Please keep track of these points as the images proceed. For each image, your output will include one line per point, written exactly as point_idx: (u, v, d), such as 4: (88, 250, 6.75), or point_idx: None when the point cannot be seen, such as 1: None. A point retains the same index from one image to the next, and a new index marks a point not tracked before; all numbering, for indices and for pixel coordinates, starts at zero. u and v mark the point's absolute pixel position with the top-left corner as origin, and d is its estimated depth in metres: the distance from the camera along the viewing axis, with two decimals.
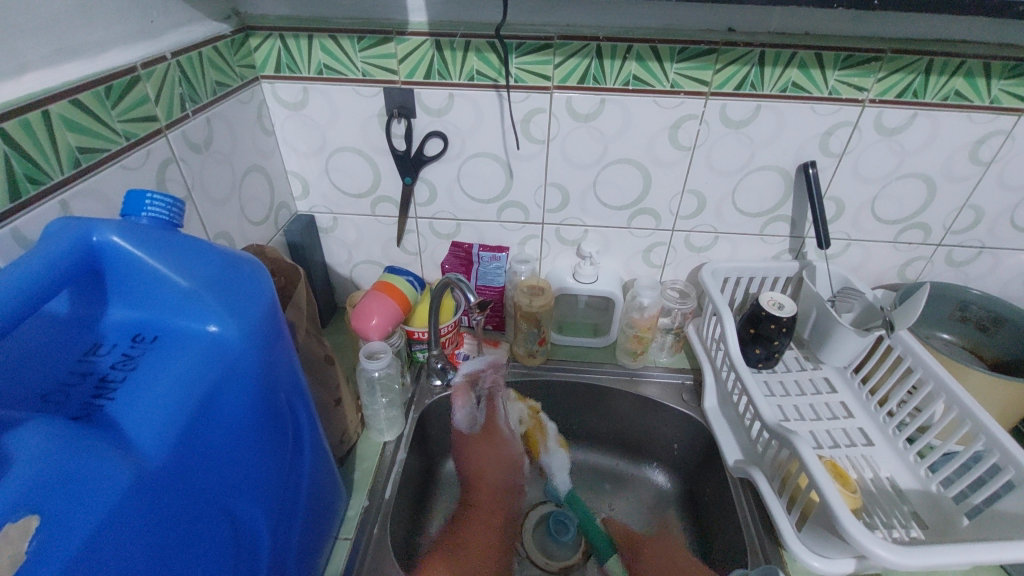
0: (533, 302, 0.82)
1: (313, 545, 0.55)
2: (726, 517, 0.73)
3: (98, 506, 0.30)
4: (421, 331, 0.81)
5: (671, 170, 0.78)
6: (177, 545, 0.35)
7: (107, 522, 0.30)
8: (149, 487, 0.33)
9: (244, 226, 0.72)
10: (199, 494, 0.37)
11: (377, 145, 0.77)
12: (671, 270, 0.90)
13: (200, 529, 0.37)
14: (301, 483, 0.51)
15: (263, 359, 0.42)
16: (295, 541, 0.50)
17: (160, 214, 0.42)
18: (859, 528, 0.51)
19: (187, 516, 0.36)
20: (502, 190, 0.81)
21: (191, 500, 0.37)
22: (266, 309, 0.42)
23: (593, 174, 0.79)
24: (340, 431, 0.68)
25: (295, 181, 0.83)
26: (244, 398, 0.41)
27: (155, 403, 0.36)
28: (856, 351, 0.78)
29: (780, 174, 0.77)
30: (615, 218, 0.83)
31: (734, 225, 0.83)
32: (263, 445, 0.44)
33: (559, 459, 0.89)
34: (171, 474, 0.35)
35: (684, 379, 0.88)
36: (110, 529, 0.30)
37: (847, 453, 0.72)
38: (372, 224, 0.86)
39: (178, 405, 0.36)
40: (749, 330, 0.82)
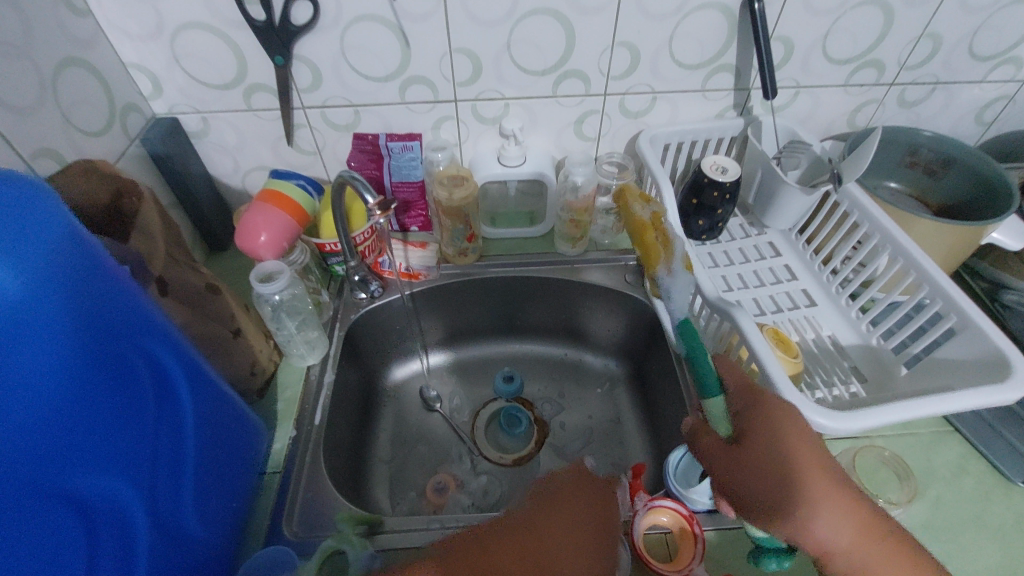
0: (454, 195, 0.72)
1: (223, 487, 0.50)
2: (671, 394, 0.72)
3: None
4: (332, 243, 0.71)
5: (598, 19, 0.65)
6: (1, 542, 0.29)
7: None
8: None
9: (76, 139, 0.58)
10: (20, 475, 0.30)
11: (230, 17, 0.61)
12: (607, 142, 0.80)
13: (36, 514, 0.31)
14: (184, 429, 0.45)
15: (69, 302, 0.34)
16: (192, 491, 0.45)
17: None
18: (795, 396, 0.50)
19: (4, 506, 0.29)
20: (400, 64, 0.67)
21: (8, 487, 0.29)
22: (55, 240, 0.33)
23: (505, 33, 0.65)
24: (250, 360, 0.61)
25: (140, 76, 0.66)
26: (56, 352, 0.33)
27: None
28: (802, 211, 0.73)
29: (722, 14, 0.66)
30: (538, 86, 0.71)
31: (673, 81, 0.73)
32: (104, 405, 0.36)
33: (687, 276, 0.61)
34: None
35: (628, 259, 0.82)
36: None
37: (789, 317, 0.69)
38: (252, 122, 0.72)
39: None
40: (691, 201, 0.76)
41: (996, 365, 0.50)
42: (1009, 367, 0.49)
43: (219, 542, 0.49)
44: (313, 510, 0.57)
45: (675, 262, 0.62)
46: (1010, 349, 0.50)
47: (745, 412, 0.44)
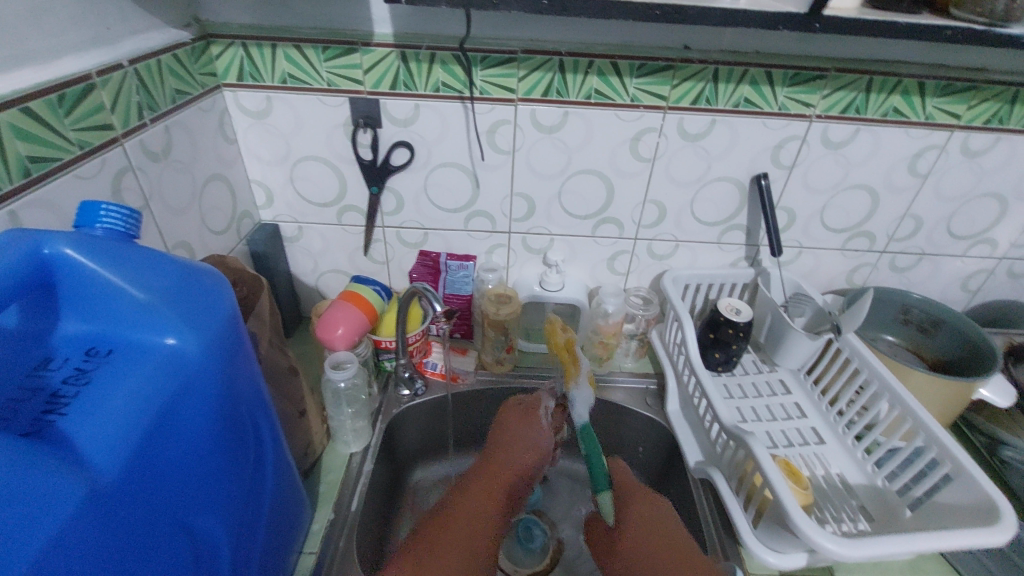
0: (500, 310, 0.83)
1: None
2: (688, 518, 0.74)
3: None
4: (388, 340, 0.80)
5: (634, 180, 0.80)
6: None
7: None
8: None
9: (205, 236, 0.70)
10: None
11: (342, 154, 0.77)
12: (635, 277, 0.92)
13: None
14: (220, 569, 0.43)
15: (225, 374, 0.41)
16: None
17: (115, 225, 0.40)
18: (809, 524, 0.54)
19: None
20: (469, 200, 0.82)
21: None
22: (221, 320, 0.40)
23: (558, 184, 0.80)
24: (305, 443, 0.67)
25: (259, 191, 0.81)
26: (184, 445, 0.38)
27: (80, 453, 0.32)
28: (808, 354, 0.82)
29: (734, 186, 0.81)
30: (581, 226, 0.85)
31: (694, 233, 0.86)
32: (227, 462, 0.42)
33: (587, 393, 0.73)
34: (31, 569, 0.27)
35: (648, 383, 0.89)
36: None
37: (800, 452, 0.74)
38: (338, 234, 0.86)
39: (72, 478, 0.30)
40: (708, 335, 0.84)
41: (985, 510, 0.55)
42: (997, 512, 0.54)
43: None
44: None
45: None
46: (998, 496, 0.55)
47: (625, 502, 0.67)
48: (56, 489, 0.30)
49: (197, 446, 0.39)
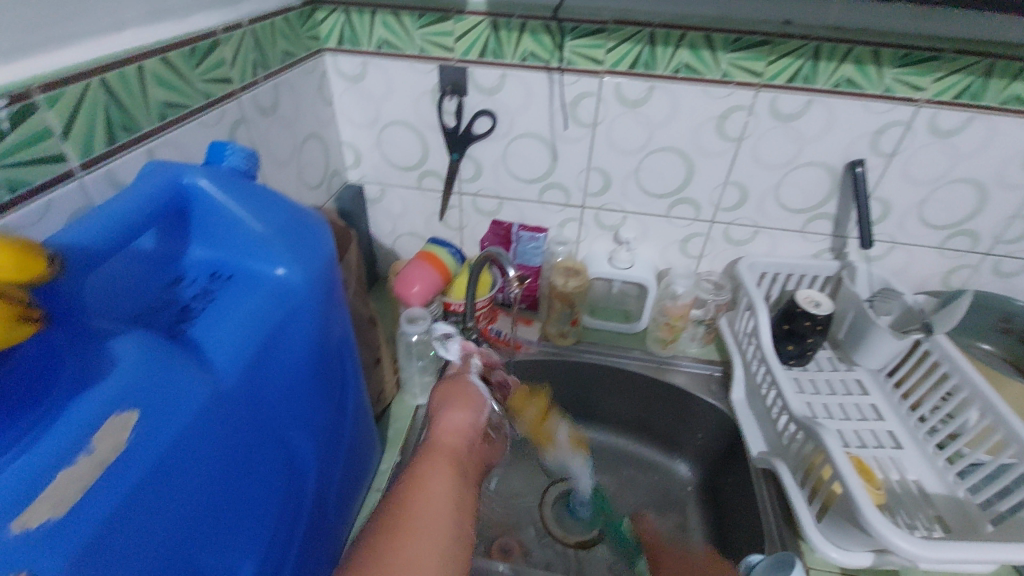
0: (569, 282, 0.85)
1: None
2: (747, 507, 0.73)
3: (85, 509, 0.27)
4: (457, 303, 0.82)
5: (716, 160, 0.78)
6: (129, 558, 0.29)
7: (26, 480, 0.25)
8: (145, 472, 0.30)
9: (301, 189, 0.75)
10: (178, 488, 0.32)
11: (428, 121, 0.80)
12: (708, 262, 0.90)
13: (162, 544, 0.31)
14: (307, 488, 0.46)
15: (323, 308, 0.45)
16: (293, 558, 0.45)
17: (238, 165, 0.44)
18: (882, 521, 0.52)
19: (160, 509, 0.31)
20: (546, 171, 0.83)
21: (171, 492, 0.32)
22: (322, 259, 0.44)
23: (636, 160, 0.80)
24: (378, 389, 0.71)
25: (348, 152, 0.86)
26: (287, 368, 0.42)
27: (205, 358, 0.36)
28: (892, 354, 0.78)
29: (825, 171, 0.77)
30: (656, 205, 0.84)
31: (776, 220, 0.83)
32: (316, 390, 0.46)
33: (577, 460, 0.81)
34: (167, 448, 0.31)
35: (713, 370, 0.87)
36: (45, 496, 0.26)
37: (874, 454, 0.71)
38: (417, 198, 0.89)
39: (201, 376, 0.34)
40: (783, 326, 0.81)
41: None
42: None
43: (335, 549, 0.53)
44: None
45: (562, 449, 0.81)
46: None
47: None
48: (190, 383, 0.33)
49: (293, 370, 0.43)
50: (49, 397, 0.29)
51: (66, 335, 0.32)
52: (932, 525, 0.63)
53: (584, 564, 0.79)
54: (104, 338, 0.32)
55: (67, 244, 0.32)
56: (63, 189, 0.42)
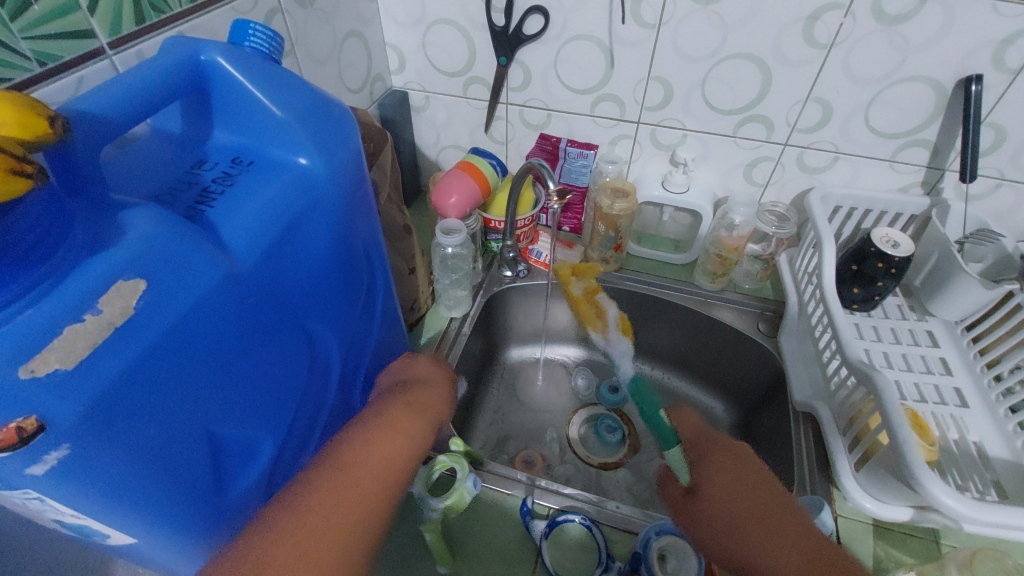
0: (615, 204, 0.78)
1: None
2: (780, 448, 0.70)
3: (98, 366, 0.29)
4: (498, 220, 0.81)
5: (798, 71, 0.68)
6: (146, 415, 0.31)
7: (39, 331, 0.27)
8: (156, 338, 0.31)
9: (341, 91, 0.73)
10: (194, 357, 0.34)
11: (475, 19, 0.74)
12: (774, 191, 0.81)
13: (180, 407, 0.33)
14: (332, 378, 0.48)
15: (346, 202, 0.44)
16: (316, 440, 0.47)
17: (260, 45, 0.42)
18: (929, 476, 0.48)
19: (176, 375, 0.33)
20: (601, 80, 0.76)
21: (186, 361, 0.33)
22: (346, 150, 0.42)
23: (704, 70, 0.71)
24: (412, 298, 0.72)
25: (392, 54, 0.82)
26: (308, 259, 0.42)
27: (222, 240, 0.36)
28: (974, 306, 0.69)
29: (931, 89, 0.65)
30: (721, 123, 0.75)
31: (861, 145, 0.73)
32: (340, 284, 0.46)
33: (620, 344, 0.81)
34: (178, 319, 0.32)
35: (764, 308, 0.82)
36: (53, 347, 0.27)
37: (933, 410, 0.65)
38: (462, 107, 0.85)
39: (216, 257, 0.34)
40: (850, 267, 0.74)
41: None
42: None
43: None
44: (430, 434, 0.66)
45: (609, 330, 0.82)
46: None
47: (697, 458, 0.51)
48: (204, 263, 0.34)
49: (315, 263, 0.43)
50: (57, 256, 0.29)
51: (83, 204, 0.32)
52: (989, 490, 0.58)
53: (606, 484, 0.78)
54: (118, 210, 0.32)
55: (78, 111, 0.32)
56: (93, 66, 0.42)
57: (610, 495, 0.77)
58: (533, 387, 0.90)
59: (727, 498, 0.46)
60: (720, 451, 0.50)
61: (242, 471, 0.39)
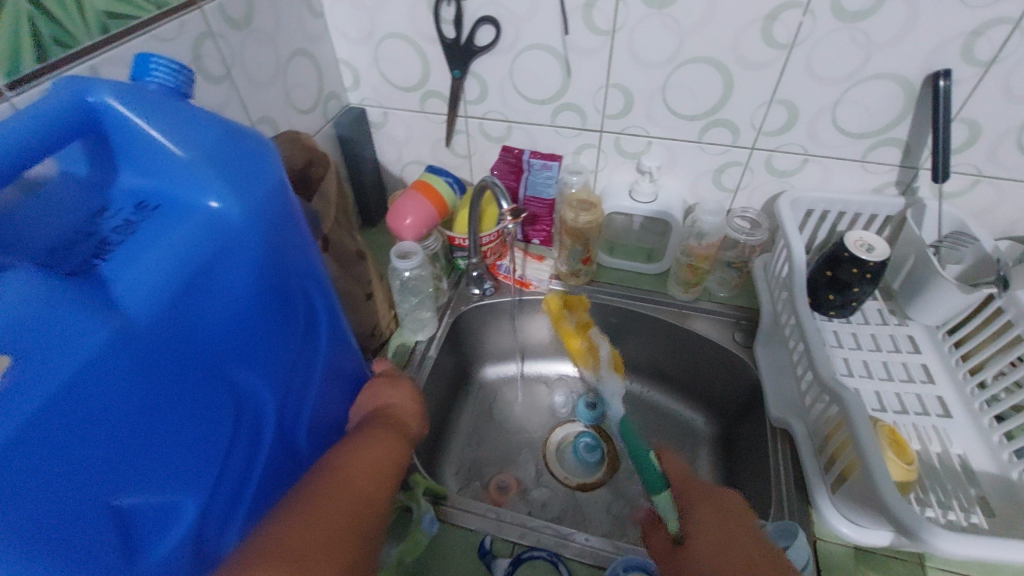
0: (579, 217, 0.76)
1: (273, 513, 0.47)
2: (758, 466, 0.67)
3: None
4: (462, 238, 0.78)
5: (761, 73, 0.65)
6: (27, 494, 0.28)
7: None
8: (35, 410, 0.28)
9: (290, 113, 0.70)
10: (88, 423, 0.31)
11: (426, 32, 0.71)
12: (745, 196, 0.78)
13: (72, 481, 0.30)
14: (266, 425, 0.45)
15: (270, 242, 0.41)
16: (251, 492, 0.44)
17: (166, 80, 0.40)
18: (902, 505, 0.45)
19: (63, 446, 0.30)
20: (559, 90, 0.73)
21: (75, 429, 0.30)
22: (263, 187, 0.40)
23: (663, 75, 0.68)
24: (371, 324, 0.69)
25: (346, 71, 0.79)
26: (226, 304, 0.40)
27: (115, 296, 0.33)
28: (955, 310, 0.66)
29: (899, 86, 0.62)
30: (685, 129, 0.73)
31: (831, 146, 0.70)
32: (271, 326, 0.43)
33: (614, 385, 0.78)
34: (62, 386, 0.29)
35: (739, 317, 0.79)
36: None
37: (915, 422, 0.62)
38: (421, 122, 0.82)
39: (102, 316, 0.32)
40: (824, 273, 0.71)
41: None
42: None
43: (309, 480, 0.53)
44: None
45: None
46: None
47: (687, 507, 0.48)
48: (86, 323, 0.31)
49: (236, 307, 0.40)
50: None
51: None
52: (974, 507, 0.55)
53: (584, 508, 0.75)
54: None
55: None
56: None
57: (587, 519, 0.74)
58: (508, 406, 0.87)
59: (710, 548, 0.43)
60: (707, 500, 0.48)
61: (159, 540, 0.35)
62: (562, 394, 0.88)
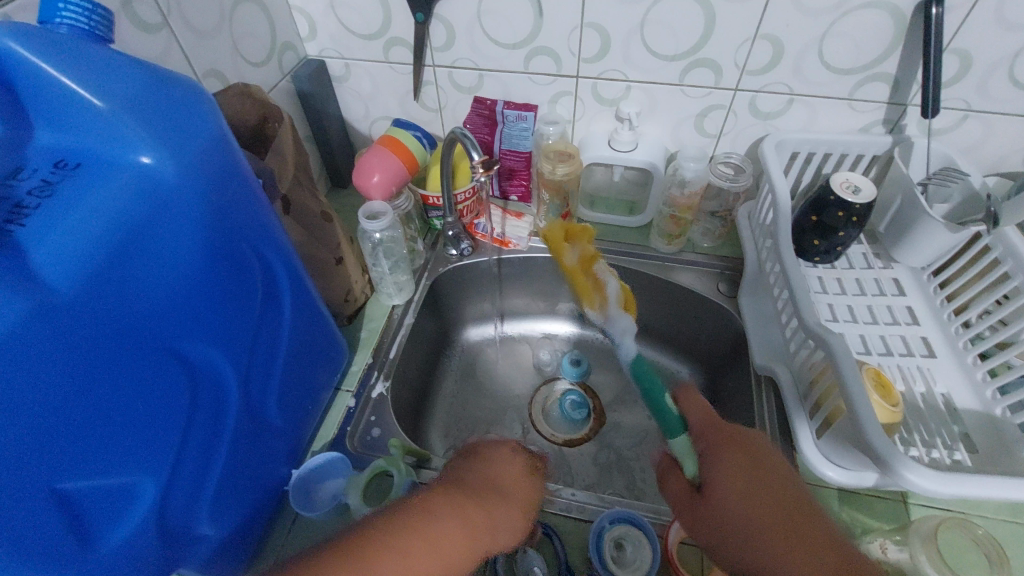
0: (557, 169, 0.73)
1: (247, 485, 0.46)
2: (744, 415, 0.67)
3: None
4: (435, 196, 0.75)
5: (744, 6, 0.61)
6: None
7: None
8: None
9: (241, 67, 0.65)
10: (17, 407, 0.28)
11: None
12: (728, 141, 0.76)
13: (5, 469, 0.28)
14: (230, 398, 0.43)
15: (212, 204, 0.38)
16: (221, 467, 0.42)
17: (77, 21, 0.35)
18: (888, 446, 0.45)
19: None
20: (531, 32, 0.68)
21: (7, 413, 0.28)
22: (200, 142, 0.37)
23: (641, 12, 0.64)
24: (344, 289, 0.66)
25: (300, 20, 0.73)
26: (168, 272, 0.36)
27: (34, 267, 0.30)
28: (942, 249, 0.65)
29: (889, 15, 0.59)
30: (665, 71, 0.69)
31: (816, 84, 0.67)
32: (224, 296, 0.41)
33: (623, 320, 0.64)
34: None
35: (723, 267, 0.78)
36: None
37: (899, 363, 0.62)
38: (387, 74, 0.77)
39: (18, 287, 0.29)
40: (809, 218, 0.69)
41: None
42: None
43: (284, 451, 0.51)
44: (374, 434, 0.61)
45: (609, 306, 0.66)
46: None
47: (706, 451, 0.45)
48: (1, 295, 0.28)
49: (181, 277, 0.37)
50: None
51: None
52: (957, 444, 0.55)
53: (572, 463, 0.75)
54: None
55: None
56: None
57: (574, 474, 0.74)
58: (493, 366, 0.86)
59: (740, 499, 0.41)
60: (724, 444, 0.45)
61: (114, 521, 0.34)
62: (547, 352, 0.87)
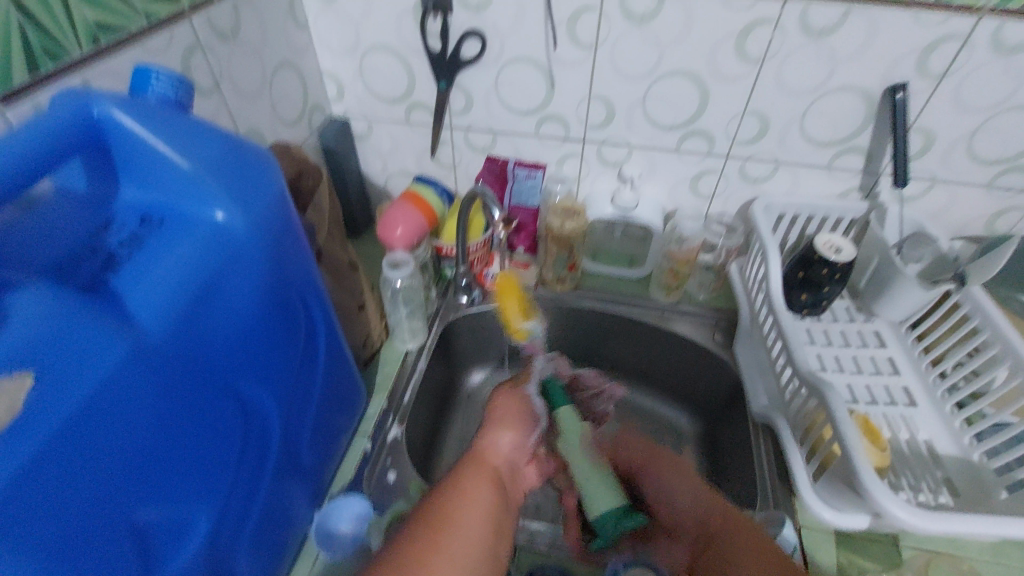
0: (565, 224, 0.79)
1: (279, 524, 0.48)
2: (743, 460, 0.70)
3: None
4: (449, 248, 0.80)
5: (734, 86, 0.69)
6: (48, 517, 0.28)
7: None
8: (55, 430, 0.28)
9: (276, 125, 0.70)
10: (105, 445, 0.30)
11: (412, 44, 0.72)
12: (720, 202, 0.82)
13: (93, 503, 0.30)
14: (273, 436, 0.45)
15: (274, 256, 0.41)
16: (261, 505, 0.44)
17: (166, 93, 0.39)
18: (881, 488, 0.48)
19: (84, 465, 0.29)
20: (543, 101, 0.75)
21: (97, 450, 0.30)
22: (267, 199, 0.40)
23: (643, 88, 0.71)
24: (363, 335, 0.69)
25: (330, 83, 0.80)
26: (233, 317, 0.40)
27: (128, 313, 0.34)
28: (918, 305, 0.71)
29: (862, 99, 0.67)
30: (664, 139, 0.76)
31: (799, 154, 0.74)
32: (275, 338, 0.44)
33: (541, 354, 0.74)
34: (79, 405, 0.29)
35: (718, 317, 0.83)
36: None
37: (884, 410, 0.66)
38: (407, 133, 0.83)
39: (117, 332, 0.32)
40: (797, 274, 0.75)
41: None
42: None
43: (309, 491, 0.53)
44: (390, 478, 0.62)
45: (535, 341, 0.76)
46: None
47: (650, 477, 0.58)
48: (101, 341, 0.31)
49: (243, 320, 0.40)
50: None
51: None
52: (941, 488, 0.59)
53: None
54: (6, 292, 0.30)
55: None
56: None
57: None
58: None
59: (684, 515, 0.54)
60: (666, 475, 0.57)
61: (175, 550, 0.35)
62: None
